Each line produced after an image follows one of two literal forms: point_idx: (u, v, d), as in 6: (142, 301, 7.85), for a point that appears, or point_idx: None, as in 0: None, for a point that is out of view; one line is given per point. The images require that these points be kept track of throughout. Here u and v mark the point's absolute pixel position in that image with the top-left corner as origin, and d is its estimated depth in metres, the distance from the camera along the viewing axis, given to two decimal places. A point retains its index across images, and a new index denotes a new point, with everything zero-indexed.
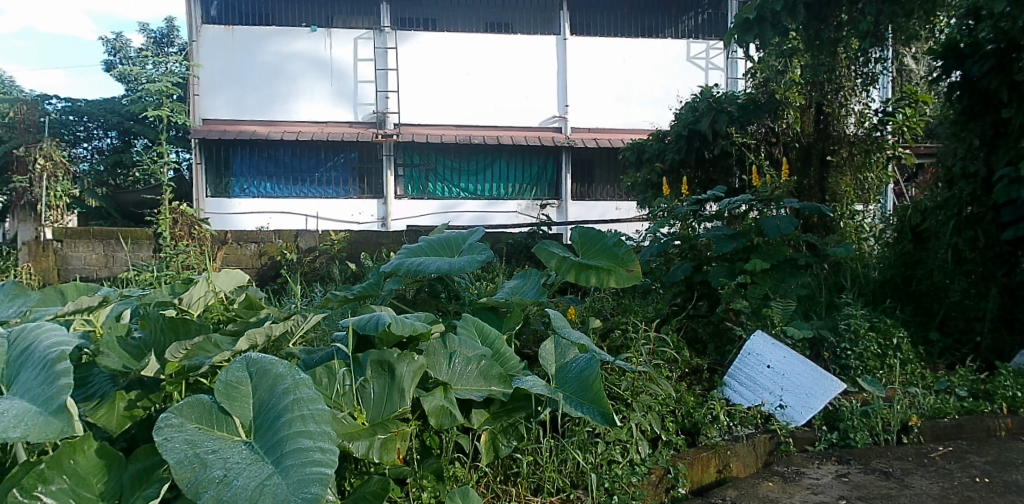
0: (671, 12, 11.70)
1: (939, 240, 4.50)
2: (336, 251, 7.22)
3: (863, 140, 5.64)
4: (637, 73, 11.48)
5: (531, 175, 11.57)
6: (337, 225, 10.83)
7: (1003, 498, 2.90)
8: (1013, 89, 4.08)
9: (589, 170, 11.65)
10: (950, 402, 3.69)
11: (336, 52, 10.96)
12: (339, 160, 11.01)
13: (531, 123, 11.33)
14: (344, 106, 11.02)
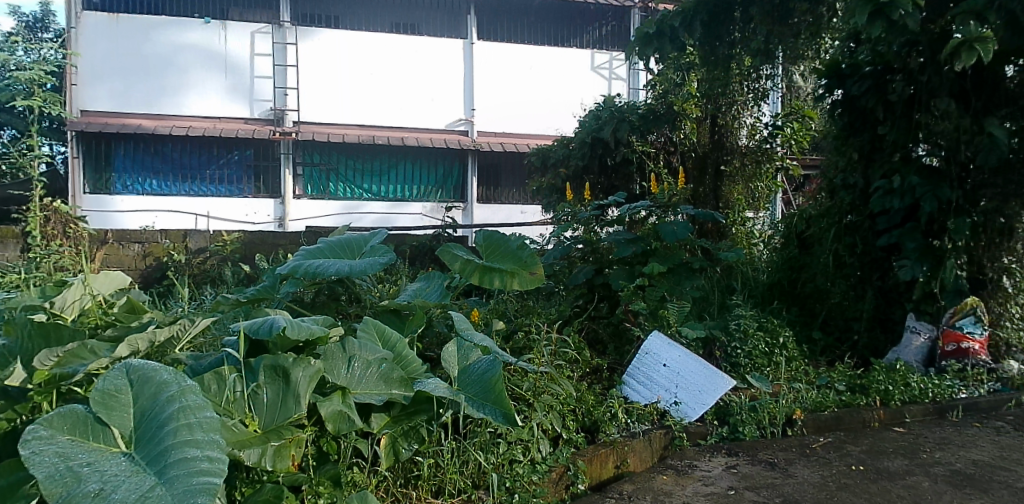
0: (576, 22, 11.96)
1: (822, 246, 4.87)
2: (228, 252, 6.98)
3: (754, 151, 6.00)
4: (543, 80, 11.69)
5: (436, 177, 11.50)
6: (230, 225, 10.45)
7: (874, 483, 3.16)
8: (888, 108, 4.44)
9: (496, 174, 11.76)
10: (830, 396, 3.95)
11: (231, 45, 10.54)
12: (233, 157, 10.58)
13: (437, 125, 11.30)
14: (239, 101, 10.61)
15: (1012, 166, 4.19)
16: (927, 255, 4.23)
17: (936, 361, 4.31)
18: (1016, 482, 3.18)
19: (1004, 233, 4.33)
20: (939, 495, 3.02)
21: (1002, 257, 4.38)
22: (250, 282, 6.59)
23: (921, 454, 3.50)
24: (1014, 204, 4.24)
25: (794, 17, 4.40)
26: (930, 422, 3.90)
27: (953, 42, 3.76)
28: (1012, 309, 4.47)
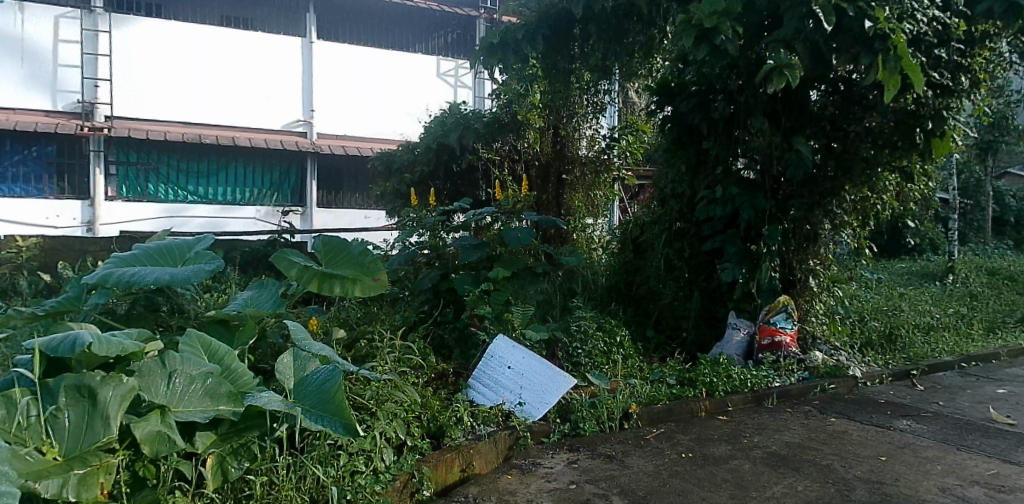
0: (422, 28, 11.99)
1: (654, 250, 5.23)
2: (24, 260, 6.28)
3: (593, 161, 6.31)
4: (387, 84, 11.60)
5: (272, 181, 10.98)
6: (25, 228, 9.44)
7: (701, 468, 3.47)
8: (711, 125, 4.83)
9: (337, 178, 11.52)
10: (662, 390, 4.25)
11: (29, 29, 9.42)
12: (31, 153, 9.46)
13: (273, 125, 10.82)
14: (39, 92, 9.51)
15: (815, 179, 4.74)
16: (745, 258, 4.73)
17: (754, 355, 4.76)
18: (819, 459, 3.65)
19: (811, 238, 4.87)
20: (758, 476, 3.40)
21: (809, 260, 4.91)
22: (50, 293, 5.92)
23: (742, 439, 3.89)
24: (818, 213, 4.78)
25: (627, 38, 4.78)
26: (750, 409, 4.31)
27: (766, 67, 4.15)
28: (817, 306, 5.03)
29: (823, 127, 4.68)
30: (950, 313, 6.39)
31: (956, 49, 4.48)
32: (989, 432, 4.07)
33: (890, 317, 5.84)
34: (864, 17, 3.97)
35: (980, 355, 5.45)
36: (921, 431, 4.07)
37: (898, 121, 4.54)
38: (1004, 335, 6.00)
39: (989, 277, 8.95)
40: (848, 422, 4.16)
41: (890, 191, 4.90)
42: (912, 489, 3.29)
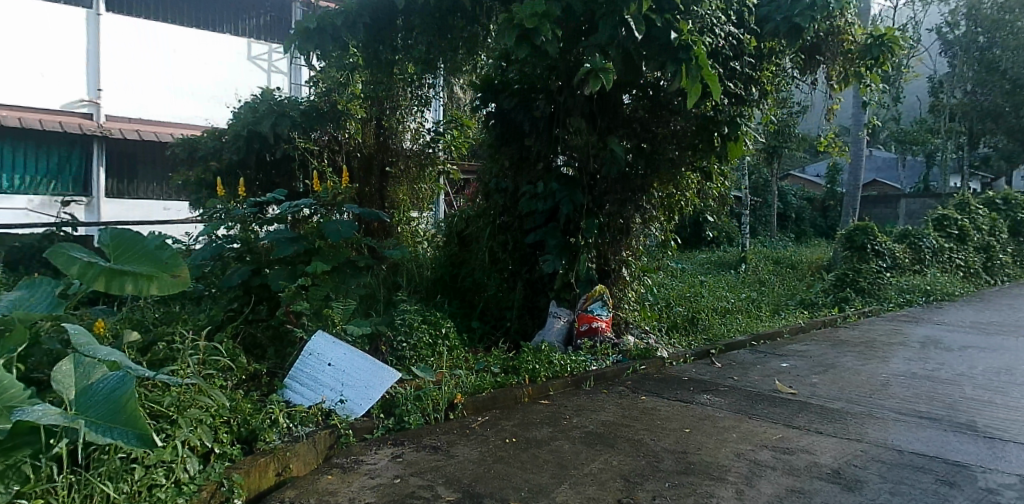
0: (230, 8, 11.10)
1: (479, 243, 5.40)
2: None
3: (417, 154, 6.39)
4: (191, 64, 10.62)
5: (48, 166, 9.60)
6: None
7: (523, 452, 3.66)
8: (533, 124, 5.08)
9: (131, 164, 10.33)
10: (487, 379, 4.38)
11: None
12: None
13: (51, 105, 9.46)
14: None
15: (627, 176, 5.09)
16: (565, 251, 4.95)
17: (573, 341, 5.01)
18: (632, 435, 4.04)
19: (623, 231, 5.20)
20: (577, 455, 3.71)
21: (623, 251, 5.25)
22: None
23: (563, 420, 4.16)
24: (630, 208, 5.15)
25: (451, 33, 4.84)
26: (569, 392, 4.56)
27: (584, 69, 4.37)
28: (628, 293, 5.38)
29: (634, 129, 5.04)
30: (743, 298, 7.21)
31: (748, 62, 4.95)
32: (773, 400, 4.67)
33: (693, 303, 6.50)
34: (671, 28, 4.34)
35: (765, 334, 6.07)
36: (719, 403, 4.57)
37: (700, 123, 4.95)
38: (785, 315, 6.82)
39: (774, 266, 10.26)
40: (657, 399, 4.56)
41: (691, 188, 5.36)
42: (710, 457, 3.80)
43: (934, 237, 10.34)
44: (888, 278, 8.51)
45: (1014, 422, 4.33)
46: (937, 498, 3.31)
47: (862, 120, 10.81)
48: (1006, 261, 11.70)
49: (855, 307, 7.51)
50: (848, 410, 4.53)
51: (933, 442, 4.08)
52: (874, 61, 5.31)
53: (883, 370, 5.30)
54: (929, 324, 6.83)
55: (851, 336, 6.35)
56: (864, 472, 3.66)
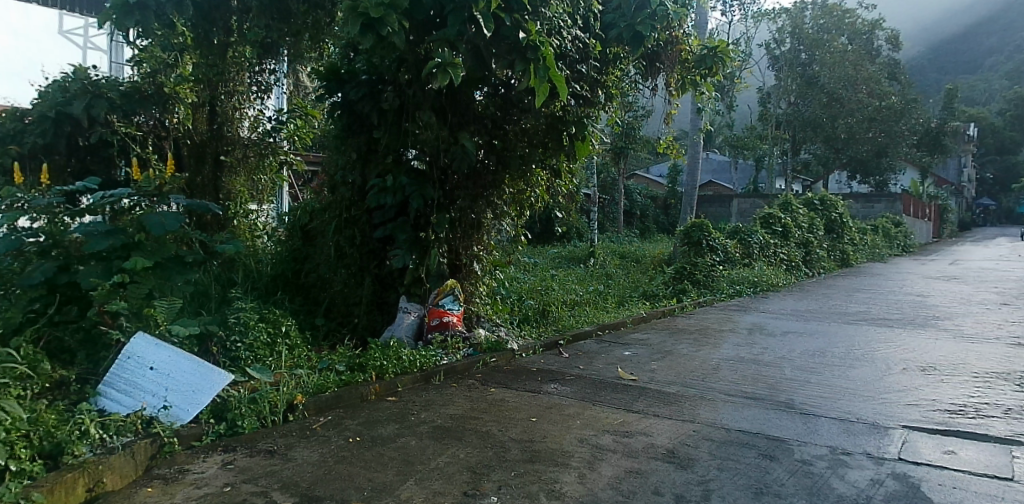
0: None
1: (325, 238, 5.25)
2: None
3: (257, 144, 6.16)
4: None
5: None
6: None
7: (368, 450, 3.62)
8: (382, 115, 4.99)
9: None
10: (330, 378, 4.31)
11: None
12: None
13: None
14: None
15: (477, 172, 5.18)
16: (415, 245, 5.01)
17: (423, 335, 5.04)
18: (480, 427, 4.11)
19: (475, 226, 5.27)
20: (423, 450, 3.71)
21: (474, 246, 5.32)
22: None
23: (410, 416, 4.15)
24: (481, 203, 5.23)
25: (293, 19, 4.95)
26: (418, 388, 4.56)
27: (433, 62, 4.36)
28: (480, 287, 5.48)
29: (485, 125, 5.14)
30: (591, 291, 7.58)
31: (593, 66, 5.13)
32: (615, 386, 4.91)
33: (544, 296, 6.76)
34: (519, 28, 4.44)
35: (610, 324, 6.41)
36: (565, 392, 4.74)
37: (549, 122, 5.13)
38: (629, 306, 7.26)
39: (620, 260, 10.92)
40: (505, 390, 4.66)
41: (541, 186, 5.56)
42: (555, 444, 3.96)
43: (761, 233, 11.46)
44: (721, 270, 9.29)
45: (823, 398, 4.87)
46: (759, 472, 3.72)
47: (697, 124, 11.73)
48: (820, 255, 13.23)
49: (692, 297, 8.14)
50: (683, 393, 4.87)
51: (757, 419, 4.50)
52: (707, 72, 5.61)
53: (714, 355, 5.77)
54: (754, 312, 7.57)
55: (688, 324, 6.88)
56: (696, 450, 4.00)
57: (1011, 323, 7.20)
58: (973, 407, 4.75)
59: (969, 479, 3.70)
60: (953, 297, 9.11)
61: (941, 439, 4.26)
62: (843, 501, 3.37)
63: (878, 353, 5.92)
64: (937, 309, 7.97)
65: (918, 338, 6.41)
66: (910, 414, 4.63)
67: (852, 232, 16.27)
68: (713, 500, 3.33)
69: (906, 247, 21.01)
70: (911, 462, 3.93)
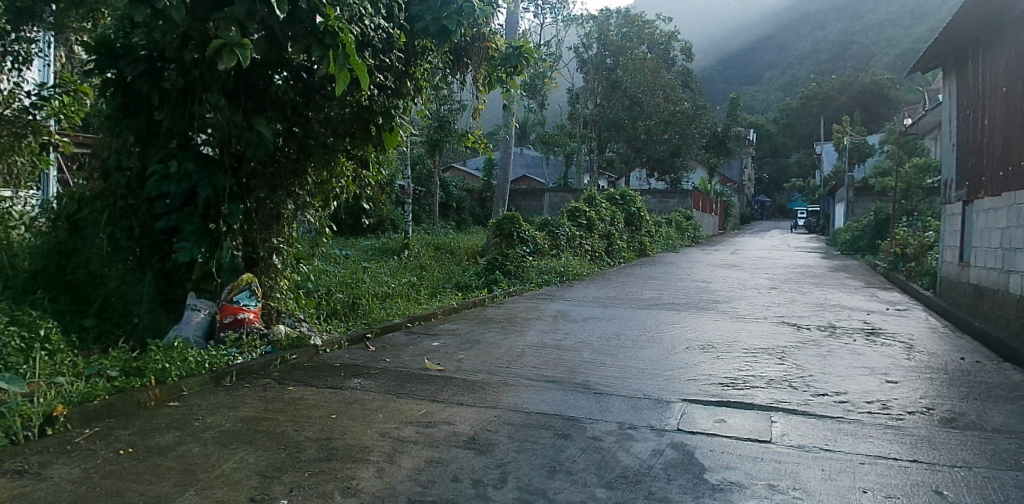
0: None
1: (98, 228, 4.83)
2: None
3: (11, 121, 5.41)
4: None
5: None
6: None
7: (141, 461, 3.30)
8: (163, 95, 4.59)
9: None
10: (100, 385, 3.86)
11: None
12: None
13: None
14: None
15: (276, 161, 5.03)
16: (205, 237, 4.72)
17: (215, 334, 4.80)
18: (274, 428, 3.91)
19: (274, 217, 5.13)
20: (207, 457, 3.45)
21: (272, 238, 5.16)
22: None
23: (194, 422, 3.84)
24: (280, 194, 5.09)
25: None
26: (206, 391, 4.27)
27: (216, 41, 4.03)
28: (280, 282, 5.34)
29: (284, 111, 4.97)
30: (403, 283, 7.62)
31: (399, 57, 5.04)
32: (421, 378, 4.91)
33: (354, 289, 6.75)
34: (316, 13, 4.23)
35: (421, 316, 6.44)
36: (369, 386, 4.66)
37: (354, 111, 5.04)
38: (442, 298, 7.37)
39: (434, 251, 11.18)
40: (305, 388, 4.49)
41: (347, 176, 5.49)
42: (354, 440, 3.86)
43: (567, 227, 12.22)
44: (531, 261, 9.81)
45: (617, 378, 5.23)
46: (554, 451, 3.92)
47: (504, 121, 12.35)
48: (621, 246, 14.44)
49: (502, 288, 8.44)
50: (487, 381, 4.97)
51: (556, 401, 4.71)
52: (512, 69, 5.78)
53: (520, 343, 6.00)
54: (559, 300, 8.01)
55: (497, 313, 7.12)
56: (496, 435, 4.11)
57: (773, 304, 8.30)
58: (742, 379, 5.39)
59: (733, 443, 4.20)
60: (731, 282, 10.34)
61: (713, 408, 4.78)
62: (626, 472, 3.66)
63: (666, 334, 6.52)
64: (716, 293, 8.98)
65: (697, 320, 7.17)
66: (690, 388, 5.14)
67: (649, 226, 18.04)
68: (508, 482, 3.44)
69: (693, 238, 23.81)
70: (687, 432, 4.36)
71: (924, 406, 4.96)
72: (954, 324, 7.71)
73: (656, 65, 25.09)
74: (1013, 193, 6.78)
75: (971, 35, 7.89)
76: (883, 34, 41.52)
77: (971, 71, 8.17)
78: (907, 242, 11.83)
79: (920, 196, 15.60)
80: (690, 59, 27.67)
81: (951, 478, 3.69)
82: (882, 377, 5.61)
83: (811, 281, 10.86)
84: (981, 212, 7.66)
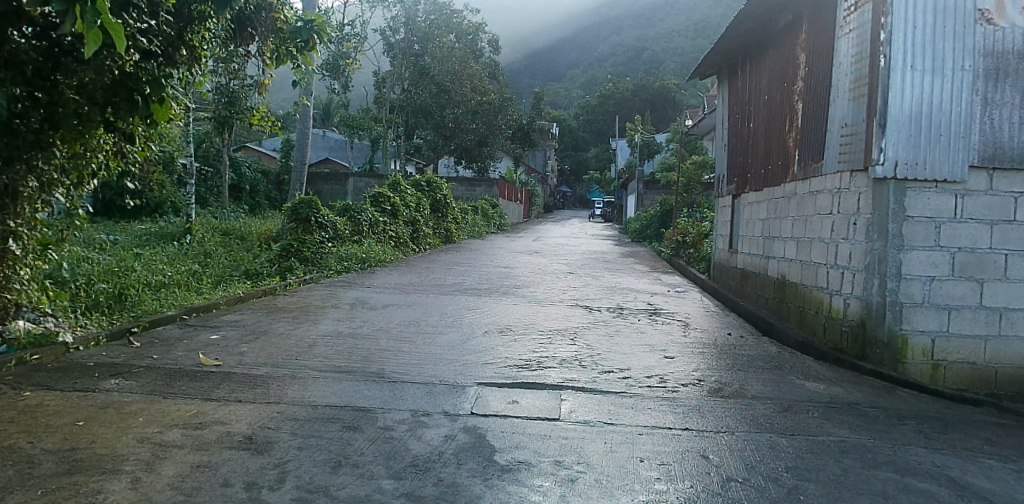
0: None
1: None
2: None
3: None
4: None
5: None
6: None
7: None
8: None
9: None
10: None
11: None
12: None
13: None
14: None
15: (13, 130, 4.31)
16: None
17: None
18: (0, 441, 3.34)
19: (10, 195, 4.46)
20: None
21: (7, 221, 4.49)
22: None
23: None
24: (18, 168, 4.43)
25: None
26: None
27: None
28: (22, 272, 4.69)
29: (24, 73, 4.28)
30: (183, 272, 7.05)
31: (167, 20, 4.69)
32: (194, 375, 4.51)
33: (121, 280, 6.09)
34: None
35: (200, 306, 5.96)
36: (128, 387, 4.19)
37: (114, 79, 4.53)
38: (227, 287, 6.88)
39: (223, 238, 10.59)
40: (46, 393, 3.93)
41: (106, 151, 5.03)
42: (103, 449, 3.42)
43: (370, 212, 12.00)
44: (330, 248, 9.56)
45: (412, 366, 5.20)
46: (340, 445, 3.77)
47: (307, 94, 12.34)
48: (426, 233, 14.57)
49: (296, 275, 8.10)
50: (272, 375, 4.68)
51: (347, 392, 4.55)
52: (303, 45, 5.35)
53: (312, 333, 5.74)
54: (359, 288, 7.82)
55: (289, 302, 6.77)
56: (277, 432, 3.86)
57: (569, 288, 8.78)
58: (535, 361, 5.61)
59: (523, 423, 4.35)
60: (531, 268, 10.81)
61: (507, 390, 4.92)
62: (415, 460, 3.63)
63: (466, 319, 6.61)
64: (517, 278, 9.31)
65: (495, 304, 7.37)
66: (486, 371, 5.25)
67: (456, 213, 18.45)
68: (286, 482, 3.24)
69: (497, 226, 24.79)
70: (480, 415, 4.43)
71: (696, 378, 5.52)
72: (724, 304, 8.71)
73: (464, 55, 25.75)
74: (772, 189, 7.80)
75: (738, 49, 8.99)
76: (671, 43, 46.11)
77: (741, 80, 9.22)
78: (688, 230, 13.18)
79: (700, 190, 17.45)
80: (498, 51, 28.80)
81: (714, 443, 4.12)
82: (661, 353, 6.16)
83: (604, 266, 11.69)
84: (747, 205, 8.70)
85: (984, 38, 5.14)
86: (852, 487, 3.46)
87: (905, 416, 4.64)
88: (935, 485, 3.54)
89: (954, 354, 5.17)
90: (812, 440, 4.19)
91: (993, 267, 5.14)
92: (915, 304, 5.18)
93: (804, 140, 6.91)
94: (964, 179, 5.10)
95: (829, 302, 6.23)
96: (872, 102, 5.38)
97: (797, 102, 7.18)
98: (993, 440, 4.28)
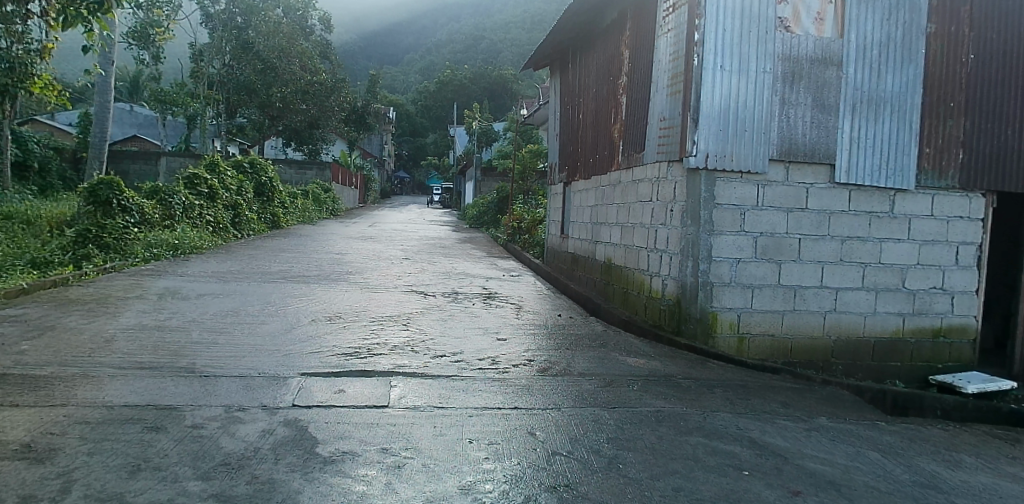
0: None
1: None
2: None
3: None
4: None
5: None
6: None
7: None
8: None
9: None
10: None
11: None
12: None
13: None
14: None
15: None
16: None
17: None
18: None
19: None
20: None
21: None
22: None
23: None
24: None
25: None
26: None
27: None
28: None
29: None
30: None
31: None
32: None
33: None
34: None
35: None
36: None
37: None
38: (6, 279, 6.11)
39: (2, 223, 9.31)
40: None
41: None
42: None
43: (184, 195, 11.15)
44: (135, 233, 8.79)
45: (228, 358, 4.94)
46: (140, 447, 3.49)
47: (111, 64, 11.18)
48: (250, 218, 13.83)
49: (94, 264, 7.37)
50: (58, 375, 4.24)
51: (150, 390, 4.23)
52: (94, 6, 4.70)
53: (110, 327, 5.25)
54: (170, 276, 7.27)
55: (83, 294, 6.13)
56: (62, 438, 3.49)
57: (404, 274, 8.75)
58: (365, 348, 5.56)
59: (350, 412, 4.30)
60: (363, 254, 10.64)
61: (333, 380, 4.82)
62: (228, 459, 3.46)
63: (290, 308, 6.38)
64: (348, 265, 9.12)
65: (321, 292, 7.18)
66: (312, 361, 5.12)
67: (285, 198, 17.71)
68: (72, 492, 2.94)
69: (329, 210, 24.12)
70: (303, 407, 4.31)
71: (525, 358, 5.77)
72: (556, 286, 9.17)
73: (292, 32, 25.04)
74: (599, 178, 8.30)
75: (571, 43, 9.42)
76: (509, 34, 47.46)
77: (572, 72, 9.66)
78: (522, 217, 13.66)
79: (535, 178, 18.13)
80: (329, 30, 28.42)
81: (539, 420, 4.34)
82: (493, 335, 6.36)
83: (439, 252, 11.80)
84: (578, 192, 9.17)
85: (782, 44, 5.79)
86: (664, 453, 3.80)
87: (713, 385, 5.18)
88: (737, 446, 3.98)
89: (755, 327, 5.86)
90: (630, 412, 4.55)
91: (789, 249, 5.83)
92: (723, 283, 5.79)
93: (628, 131, 7.41)
94: (764, 171, 5.74)
95: (649, 283, 6.76)
96: (687, 98, 5.86)
97: (622, 95, 7.66)
98: (787, 403, 4.90)
